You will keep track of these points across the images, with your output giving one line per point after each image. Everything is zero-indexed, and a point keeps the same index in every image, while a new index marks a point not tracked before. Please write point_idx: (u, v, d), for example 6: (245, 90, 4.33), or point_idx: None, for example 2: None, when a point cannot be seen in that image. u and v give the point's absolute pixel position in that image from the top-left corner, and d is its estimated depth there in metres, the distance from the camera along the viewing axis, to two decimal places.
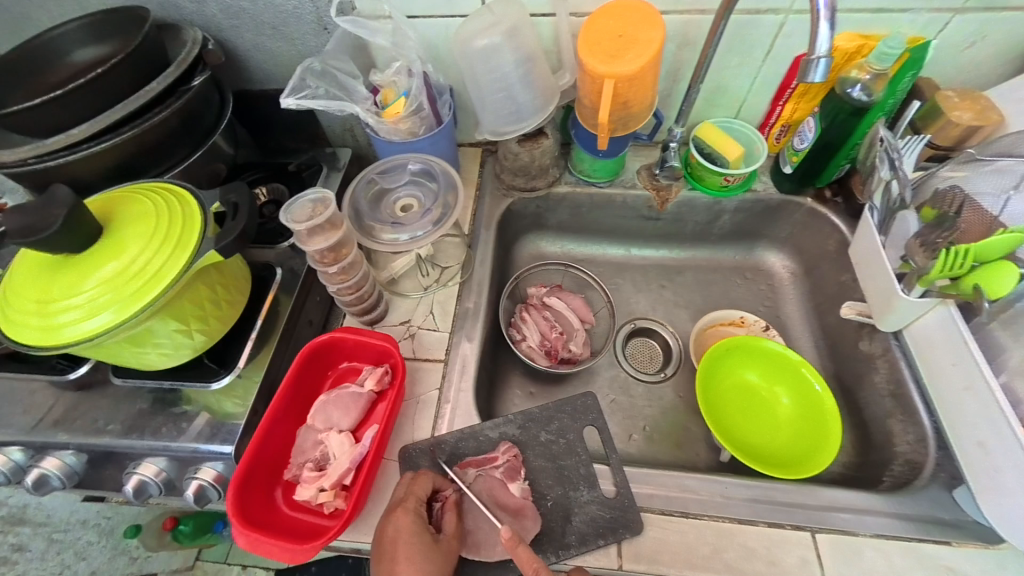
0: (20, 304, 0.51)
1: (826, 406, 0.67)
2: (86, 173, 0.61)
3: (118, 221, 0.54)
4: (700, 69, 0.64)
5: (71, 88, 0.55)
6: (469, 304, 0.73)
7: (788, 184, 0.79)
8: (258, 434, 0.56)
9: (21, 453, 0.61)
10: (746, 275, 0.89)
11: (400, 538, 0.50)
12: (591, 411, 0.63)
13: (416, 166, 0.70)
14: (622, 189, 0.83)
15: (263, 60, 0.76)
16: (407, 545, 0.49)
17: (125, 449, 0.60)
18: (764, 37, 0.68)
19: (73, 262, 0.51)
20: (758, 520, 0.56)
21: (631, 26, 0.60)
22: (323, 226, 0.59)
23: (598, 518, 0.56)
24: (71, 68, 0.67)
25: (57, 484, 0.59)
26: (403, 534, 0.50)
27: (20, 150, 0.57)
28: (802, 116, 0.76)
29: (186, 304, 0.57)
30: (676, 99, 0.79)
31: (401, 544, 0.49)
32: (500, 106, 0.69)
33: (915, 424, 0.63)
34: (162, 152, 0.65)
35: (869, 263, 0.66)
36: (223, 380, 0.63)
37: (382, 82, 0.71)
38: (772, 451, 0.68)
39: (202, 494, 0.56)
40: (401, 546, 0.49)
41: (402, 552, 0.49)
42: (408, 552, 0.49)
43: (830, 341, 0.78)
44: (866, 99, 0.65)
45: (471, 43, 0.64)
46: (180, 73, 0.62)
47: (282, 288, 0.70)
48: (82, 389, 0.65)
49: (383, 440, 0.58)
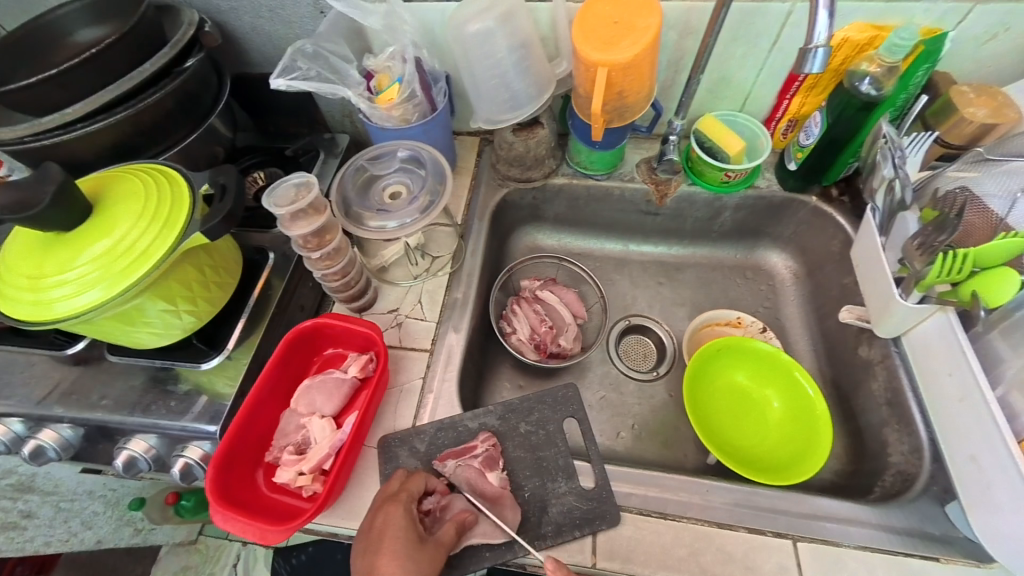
0: (14, 278, 0.52)
1: (818, 413, 0.65)
2: (83, 152, 0.62)
3: (109, 200, 0.55)
4: (700, 59, 0.62)
5: (66, 66, 0.56)
6: (458, 295, 0.72)
7: (792, 182, 0.76)
8: (242, 415, 0.57)
9: (21, 424, 0.63)
10: (747, 275, 0.87)
11: (387, 531, 0.48)
12: (572, 403, 0.63)
13: (406, 153, 0.70)
14: (620, 182, 0.81)
15: (262, 43, 0.77)
16: (393, 539, 0.47)
17: (116, 424, 0.62)
18: (771, 27, 0.65)
19: (64, 239, 0.52)
20: (737, 525, 0.55)
21: (628, 12, 0.59)
22: (306, 210, 0.59)
23: (575, 509, 0.56)
24: (74, 49, 0.68)
25: (54, 455, 0.61)
26: (391, 526, 0.48)
27: (19, 129, 0.58)
28: (809, 110, 0.73)
29: (175, 285, 0.58)
30: (678, 90, 0.77)
31: (387, 538, 0.47)
32: (496, 93, 0.68)
33: (910, 434, 0.60)
34: (158, 133, 0.66)
35: (869, 265, 0.63)
36: (212, 360, 0.64)
37: (376, 67, 0.70)
38: (762, 456, 0.67)
39: (189, 471, 0.58)
40: (387, 540, 0.47)
41: (386, 545, 0.47)
42: (392, 547, 0.47)
43: (829, 345, 0.76)
44: (876, 93, 0.62)
45: (465, 27, 0.62)
46: (176, 54, 0.63)
47: (274, 272, 0.71)
48: (80, 364, 0.67)
49: (363, 427, 0.58)
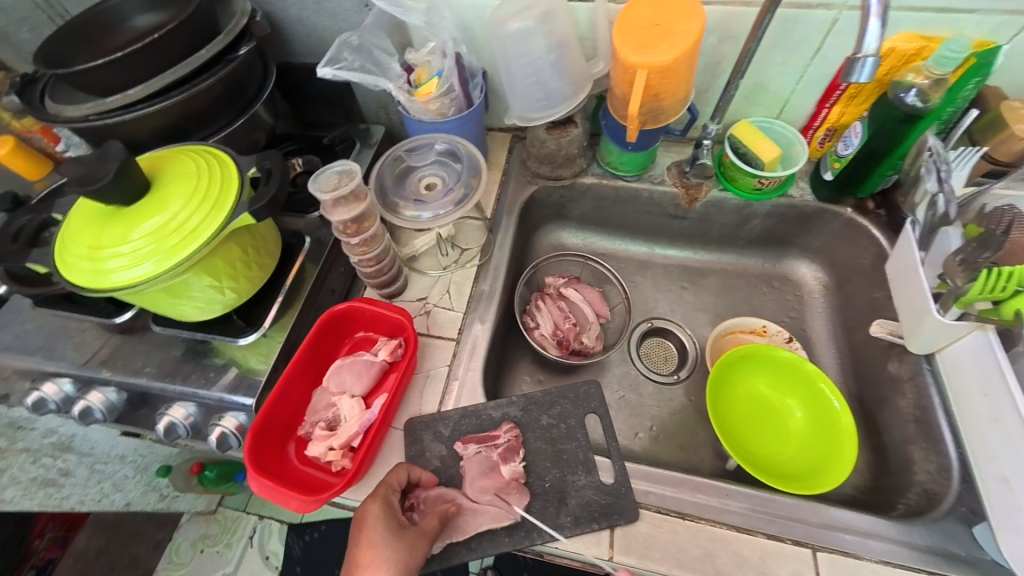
0: (75, 248, 0.55)
1: (843, 424, 0.64)
2: (139, 131, 0.66)
3: (165, 178, 0.58)
4: (740, 64, 0.61)
5: (130, 50, 0.59)
6: (485, 287, 0.74)
7: (826, 192, 0.75)
8: (276, 391, 0.60)
9: (71, 385, 0.67)
10: (773, 284, 0.86)
11: (365, 524, 0.50)
12: (593, 399, 0.64)
13: (442, 147, 0.72)
14: (650, 185, 0.81)
15: (306, 34, 0.79)
16: (370, 531, 0.49)
17: (159, 391, 0.65)
18: (813, 34, 0.65)
19: (123, 214, 0.55)
20: (755, 530, 0.55)
21: (669, 15, 0.59)
22: (347, 197, 0.61)
23: (593, 503, 0.57)
24: (132, 33, 0.71)
25: (99, 417, 0.65)
26: (369, 518, 0.50)
27: (84, 109, 0.62)
28: (849, 120, 0.72)
29: (220, 262, 0.60)
30: (714, 95, 0.77)
31: (365, 529, 0.50)
32: (531, 91, 0.69)
33: (938, 453, 0.59)
34: (208, 116, 0.69)
35: (905, 280, 0.62)
36: (248, 337, 0.67)
37: (416, 61, 0.72)
38: (782, 466, 0.66)
39: (223, 441, 0.61)
40: (364, 533, 0.49)
41: (364, 537, 0.49)
42: (370, 538, 0.49)
43: (856, 360, 0.75)
44: (921, 106, 0.61)
45: (506, 25, 0.63)
46: (228, 42, 0.65)
47: (308, 257, 0.73)
48: (125, 333, 0.71)
49: (390, 409, 0.60)
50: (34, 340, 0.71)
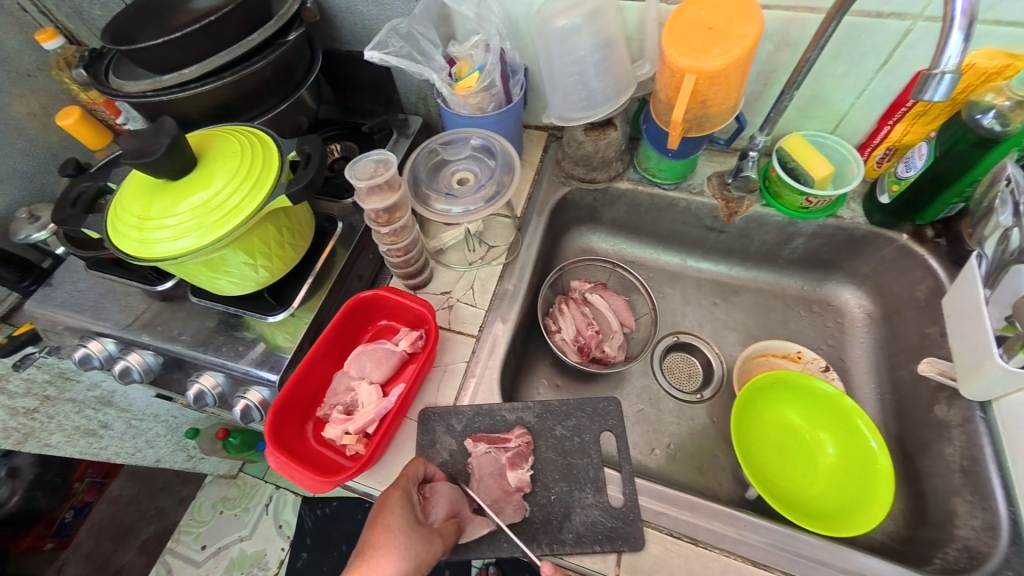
0: (126, 216, 0.58)
1: (879, 465, 0.60)
2: (191, 109, 0.68)
3: (211, 156, 0.60)
4: (797, 74, 0.58)
5: (188, 31, 0.61)
6: (509, 286, 0.73)
7: (881, 216, 0.70)
8: (300, 371, 0.61)
9: (114, 344, 0.71)
10: (812, 308, 0.82)
11: (384, 508, 0.50)
12: (612, 417, 0.62)
13: (478, 142, 0.71)
14: (688, 194, 0.78)
15: (353, 22, 0.80)
16: (388, 515, 0.49)
17: (192, 359, 0.68)
18: (882, 45, 0.60)
19: (171, 187, 0.58)
20: (771, 566, 0.53)
21: (725, 18, 0.56)
22: (382, 186, 0.62)
23: (598, 523, 0.55)
24: (192, 14, 0.72)
25: (137, 377, 0.69)
26: (388, 503, 0.50)
27: (143, 84, 0.65)
28: (913, 140, 0.67)
29: (256, 241, 0.62)
30: (765, 104, 0.73)
31: (383, 513, 0.49)
32: (573, 90, 0.67)
33: (985, 509, 0.55)
34: (256, 98, 0.72)
35: (965, 319, 0.58)
36: (277, 315, 0.69)
37: (459, 54, 0.72)
38: (805, 502, 0.63)
39: (247, 413, 0.64)
40: (382, 516, 0.49)
41: (381, 521, 0.49)
42: (387, 522, 0.48)
43: (898, 398, 0.70)
44: (998, 129, 0.55)
45: (552, 22, 0.62)
46: (279, 27, 0.67)
47: (340, 241, 0.75)
48: (165, 300, 0.74)
49: (406, 399, 0.61)
50: (85, 299, 0.75)
